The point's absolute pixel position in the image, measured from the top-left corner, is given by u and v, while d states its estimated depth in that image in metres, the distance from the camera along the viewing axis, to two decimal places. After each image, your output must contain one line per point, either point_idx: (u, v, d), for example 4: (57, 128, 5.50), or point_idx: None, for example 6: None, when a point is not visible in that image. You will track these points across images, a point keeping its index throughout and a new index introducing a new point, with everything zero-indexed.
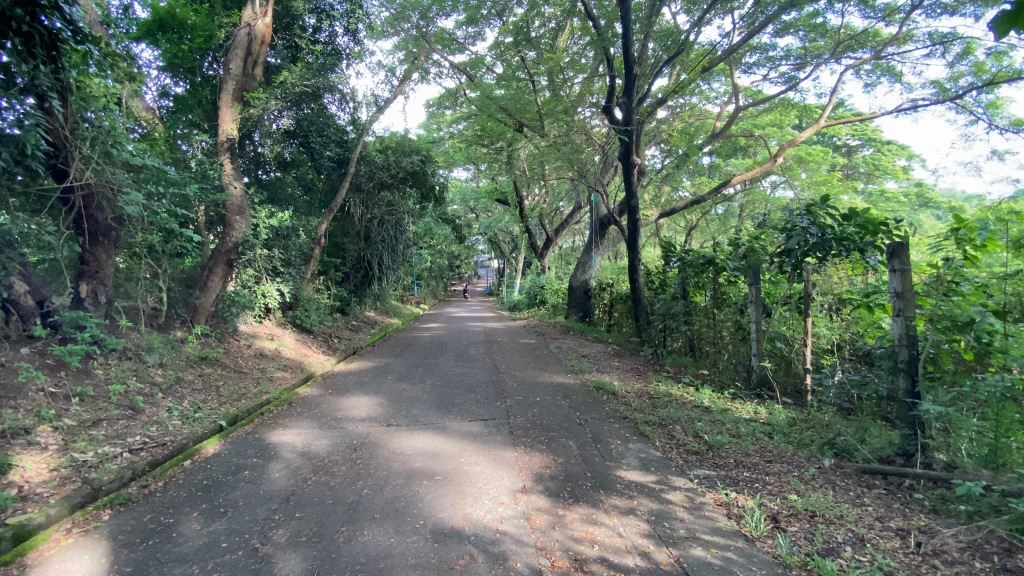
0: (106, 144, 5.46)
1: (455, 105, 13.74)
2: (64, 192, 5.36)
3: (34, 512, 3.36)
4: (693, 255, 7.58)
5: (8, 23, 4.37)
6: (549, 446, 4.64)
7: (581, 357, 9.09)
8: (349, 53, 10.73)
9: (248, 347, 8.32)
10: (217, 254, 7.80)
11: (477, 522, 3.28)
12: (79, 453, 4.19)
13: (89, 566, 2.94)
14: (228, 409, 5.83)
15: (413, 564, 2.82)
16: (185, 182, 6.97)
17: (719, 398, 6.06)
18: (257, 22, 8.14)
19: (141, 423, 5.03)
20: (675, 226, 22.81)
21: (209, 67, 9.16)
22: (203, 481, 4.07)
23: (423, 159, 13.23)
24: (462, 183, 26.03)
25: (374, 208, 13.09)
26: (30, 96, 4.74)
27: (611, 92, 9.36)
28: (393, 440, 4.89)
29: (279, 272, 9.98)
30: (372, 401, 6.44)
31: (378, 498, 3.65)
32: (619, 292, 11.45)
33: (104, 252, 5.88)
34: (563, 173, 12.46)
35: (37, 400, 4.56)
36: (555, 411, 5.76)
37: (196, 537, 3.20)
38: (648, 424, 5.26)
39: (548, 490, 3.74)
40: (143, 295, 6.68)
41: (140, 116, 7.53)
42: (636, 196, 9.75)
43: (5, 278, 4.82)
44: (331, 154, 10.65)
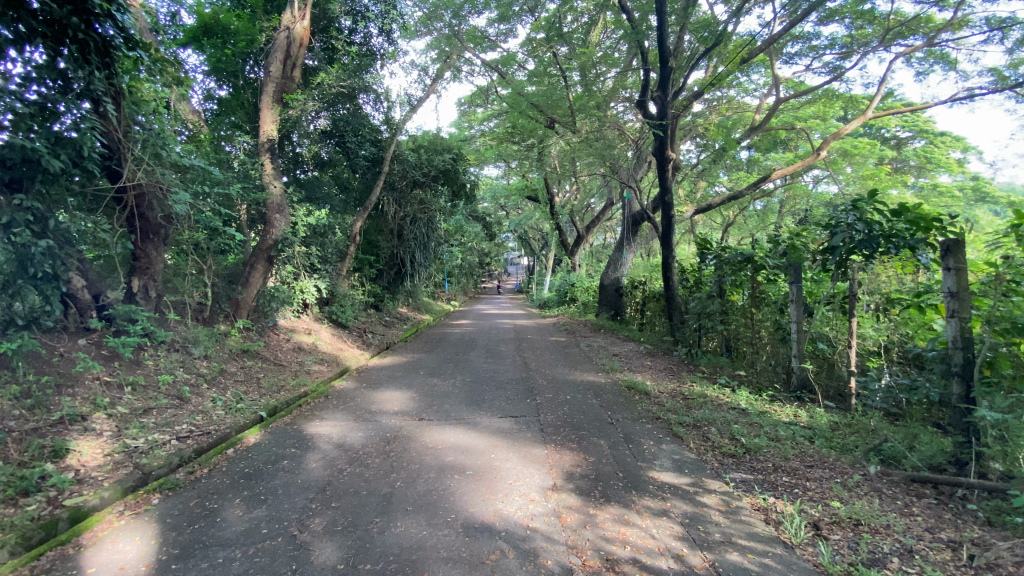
0: (156, 146, 5.73)
1: (486, 103, 13.78)
2: (118, 193, 5.66)
3: (90, 494, 3.58)
4: (729, 253, 7.37)
5: (65, 31, 4.65)
6: (580, 445, 4.60)
7: (612, 356, 8.99)
8: (383, 54, 10.93)
9: (287, 340, 8.60)
10: (258, 251, 8.05)
11: (507, 518, 3.29)
12: (130, 440, 4.43)
13: (139, 547, 3.10)
14: (268, 400, 6.05)
15: (444, 557, 2.85)
16: (229, 182, 7.22)
17: (757, 400, 5.88)
18: (296, 26, 8.40)
19: (188, 412, 5.27)
20: (711, 222, 22.17)
21: (251, 71, 9.48)
22: (245, 470, 4.23)
23: (455, 157, 13.32)
24: (493, 180, 26.46)
25: (406, 206, 13.28)
26: (86, 100, 5.00)
27: (645, 86, 9.18)
28: (425, 434, 4.95)
29: (316, 268, 10.26)
30: (405, 395, 6.54)
31: (411, 491, 3.70)
32: (652, 291, 11.24)
33: (154, 248, 6.19)
34: (594, 169, 12.29)
35: (93, 388, 4.84)
36: (586, 410, 5.70)
37: (239, 522, 3.33)
38: (681, 425, 5.16)
39: (579, 489, 3.71)
40: (188, 290, 6.98)
41: (187, 118, 7.82)
42: (671, 191, 9.55)
43: (66, 274, 5.07)
44: (366, 153, 10.88)
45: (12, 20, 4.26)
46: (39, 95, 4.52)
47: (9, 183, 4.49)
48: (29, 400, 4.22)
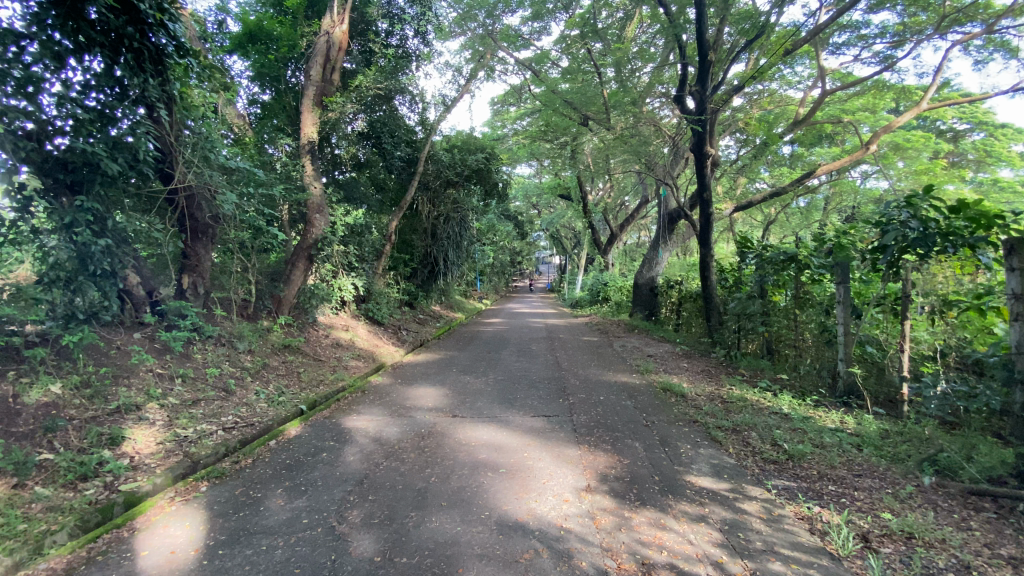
0: (205, 148, 6.00)
1: (519, 102, 13.77)
2: (170, 194, 5.96)
3: (143, 480, 3.78)
4: (771, 252, 7.12)
5: (121, 41, 4.97)
6: (614, 446, 4.54)
7: (647, 357, 8.84)
8: (419, 56, 11.11)
9: (326, 336, 8.85)
10: (299, 249, 8.29)
11: (541, 517, 3.28)
12: (180, 429, 4.65)
13: (188, 532, 3.26)
14: (308, 394, 6.24)
15: (478, 554, 2.86)
16: (272, 183, 7.47)
17: (800, 405, 5.66)
18: (335, 30, 8.62)
19: (233, 404, 5.49)
20: (750, 220, 21.50)
21: (292, 76, 9.74)
22: (287, 461, 4.37)
23: (488, 156, 13.38)
24: (525, 178, 26.47)
25: (440, 205, 13.43)
26: (142, 106, 5.29)
27: (683, 80, 8.97)
28: (459, 431, 5.00)
29: (353, 267, 10.51)
30: (438, 392, 6.62)
31: (445, 486, 3.74)
32: (689, 290, 10.98)
33: (203, 248, 6.49)
34: (629, 166, 12.09)
35: (147, 379, 5.11)
36: (620, 411, 5.62)
37: (281, 512, 3.45)
38: (720, 429, 5.02)
39: (614, 491, 3.66)
40: (233, 287, 7.27)
41: (233, 122, 8.13)
42: (709, 188, 9.32)
43: (123, 271, 5.36)
44: (401, 154, 11.06)
45: (72, 30, 4.58)
46: (97, 102, 4.82)
47: (71, 185, 4.78)
48: (89, 390, 4.49)
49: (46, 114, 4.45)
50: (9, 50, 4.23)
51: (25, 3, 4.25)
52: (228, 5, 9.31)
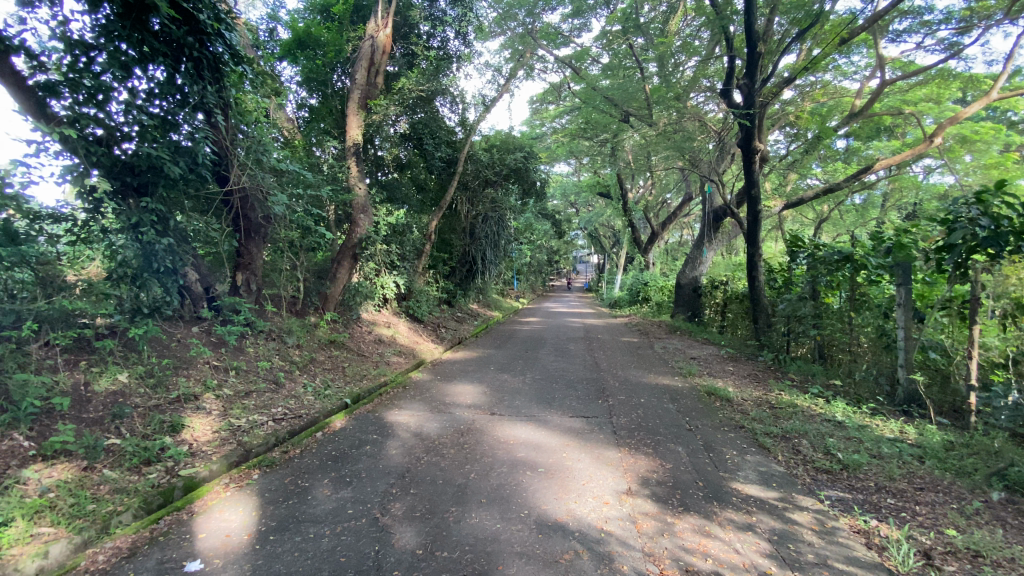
0: (257, 151, 6.27)
1: (558, 100, 13.71)
2: (226, 196, 6.27)
3: (201, 466, 4.00)
4: (825, 251, 6.79)
5: (182, 50, 5.29)
6: (656, 450, 4.45)
7: (690, 359, 8.61)
8: (459, 57, 11.25)
9: (369, 333, 9.11)
10: (344, 248, 8.54)
11: (581, 519, 3.25)
12: (234, 419, 4.89)
13: (242, 517, 3.42)
14: (352, 388, 6.45)
15: (518, 552, 2.87)
16: (319, 184, 7.73)
17: (855, 413, 5.37)
18: (380, 34, 8.82)
19: (283, 396, 5.74)
20: (801, 217, 20.57)
21: (338, 80, 10.04)
22: (332, 452, 4.53)
23: (526, 155, 13.40)
24: (564, 177, 26.34)
25: (479, 204, 13.51)
26: (201, 112, 5.59)
27: (729, 74, 8.69)
28: (497, 429, 5.02)
29: (395, 265, 10.75)
30: (477, 389, 6.68)
31: (485, 483, 3.77)
32: (735, 291, 10.63)
33: (255, 246, 6.78)
34: (672, 163, 11.79)
35: (204, 371, 5.40)
36: (661, 414, 5.50)
37: (327, 501, 3.57)
38: (769, 436, 4.83)
39: (656, 496, 3.58)
40: (283, 284, 7.57)
41: (283, 126, 8.47)
42: (758, 185, 9.00)
43: (183, 268, 5.68)
44: (442, 155, 11.23)
45: (138, 41, 4.90)
46: (160, 109, 5.12)
47: (137, 187, 5.10)
48: (152, 380, 4.78)
49: (114, 121, 4.77)
50: (81, 61, 4.61)
51: (96, 17, 4.60)
52: (278, 13, 9.69)
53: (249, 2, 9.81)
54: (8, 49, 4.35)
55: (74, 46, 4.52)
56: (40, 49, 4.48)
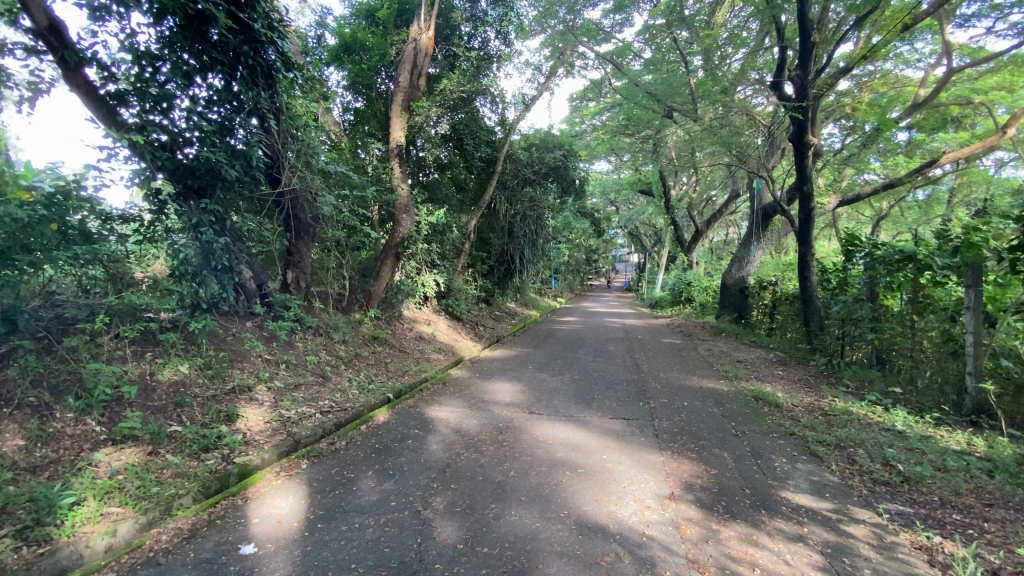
0: (306, 154, 6.52)
1: (599, 97, 13.52)
2: (278, 197, 6.53)
3: (254, 455, 4.20)
4: (884, 250, 6.41)
5: (238, 58, 5.55)
6: (700, 455, 4.33)
7: (736, 362, 8.33)
8: (500, 57, 11.31)
9: (410, 329, 9.31)
10: (387, 248, 8.74)
11: (622, 521, 3.21)
12: (284, 410, 5.11)
13: (291, 504, 3.58)
14: (394, 383, 6.62)
15: (558, 552, 2.86)
16: (364, 186, 7.95)
17: (916, 423, 5.06)
18: (422, 37, 8.99)
19: (329, 389, 5.95)
20: (858, 215, 19.48)
21: (382, 83, 10.28)
22: (376, 445, 4.66)
23: (566, 153, 13.44)
24: (603, 175, 26.09)
25: (517, 203, 13.44)
26: (255, 117, 5.86)
27: (780, 65, 8.35)
28: (537, 428, 5.02)
29: (436, 264, 10.94)
30: (516, 388, 6.70)
31: (524, 481, 3.79)
32: (784, 292, 10.21)
33: (305, 246, 7.02)
34: (718, 159, 11.43)
35: (257, 364, 5.67)
36: (706, 418, 5.35)
37: (371, 493, 3.68)
38: (821, 444, 4.62)
39: (700, 502, 3.49)
40: (330, 282, 7.83)
41: (331, 129, 8.75)
42: (810, 180, 8.60)
43: (238, 266, 5.97)
44: (482, 154, 11.31)
45: (198, 51, 5.20)
46: (218, 115, 5.41)
47: (197, 190, 5.40)
48: (210, 371, 5.05)
49: (177, 128, 5.08)
50: (147, 71, 4.93)
51: (161, 28, 4.92)
52: (326, 20, 10.03)
53: (299, 11, 10.19)
54: (83, 62, 4.71)
55: (141, 57, 4.84)
56: (111, 60, 4.84)
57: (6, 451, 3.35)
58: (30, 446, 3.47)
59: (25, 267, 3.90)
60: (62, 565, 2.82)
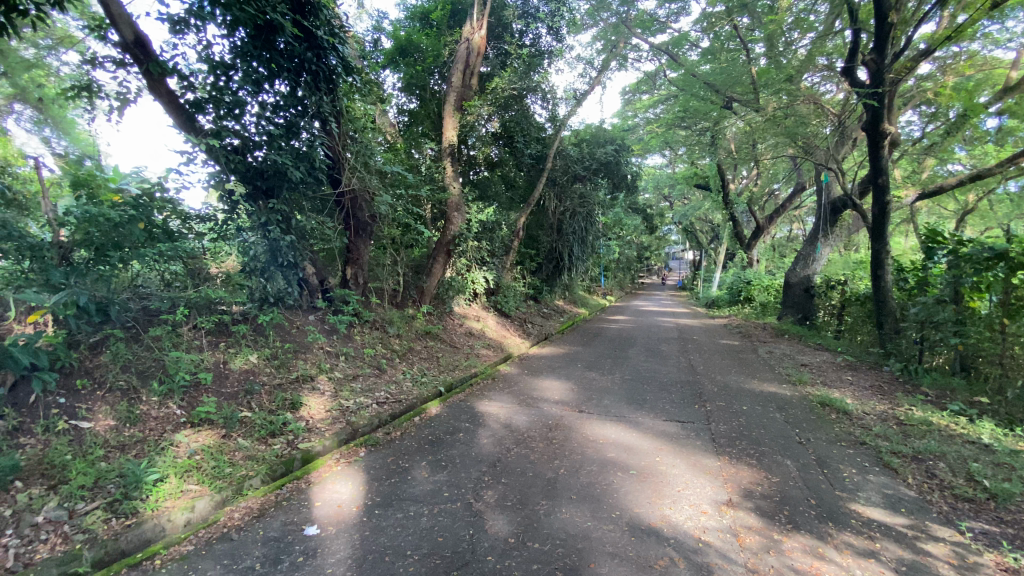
0: (364, 155, 6.77)
1: (652, 90, 13.19)
2: (338, 197, 6.80)
3: (316, 441, 4.43)
4: (971, 247, 5.88)
5: (303, 64, 5.83)
6: (760, 462, 4.14)
7: (800, 366, 7.89)
8: (551, 52, 11.28)
9: (460, 325, 9.49)
10: (439, 245, 8.91)
11: (676, 526, 3.14)
12: (344, 400, 5.35)
13: (350, 489, 3.74)
14: (445, 377, 6.78)
15: (610, 552, 2.84)
16: (418, 185, 8.16)
17: (1006, 436, 4.62)
18: (475, 36, 9.07)
19: (385, 381, 6.18)
20: (941, 209, 17.91)
21: (435, 84, 10.48)
22: (429, 437, 4.78)
23: (618, 148, 13.24)
24: (657, 170, 25.47)
25: (567, 200, 13.33)
26: (318, 120, 6.15)
27: (852, 50, 7.83)
28: (587, 427, 4.99)
29: (485, 261, 11.07)
30: (565, 385, 6.68)
31: (574, 480, 3.77)
32: (855, 292, 9.56)
33: (363, 243, 7.28)
34: (781, 150, 10.88)
35: (319, 355, 5.97)
36: (766, 424, 5.12)
37: (425, 483, 3.78)
38: (896, 455, 4.30)
39: (761, 510, 3.35)
40: (385, 278, 8.09)
41: (387, 130, 9.04)
42: (886, 171, 8.03)
43: (302, 262, 6.29)
44: (532, 152, 11.29)
45: (267, 59, 5.51)
46: (284, 119, 5.71)
47: (266, 190, 5.73)
48: (276, 361, 5.36)
49: (247, 132, 5.41)
50: (221, 80, 5.28)
51: (233, 39, 5.25)
52: (382, 24, 10.34)
53: (357, 16, 10.55)
54: (166, 73, 5.10)
55: (216, 67, 5.19)
56: (189, 71, 5.22)
57: (100, 431, 3.71)
58: (121, 426, 3.82)
59: (114, 262, 4.30)
60: (146, 536, 3.09)
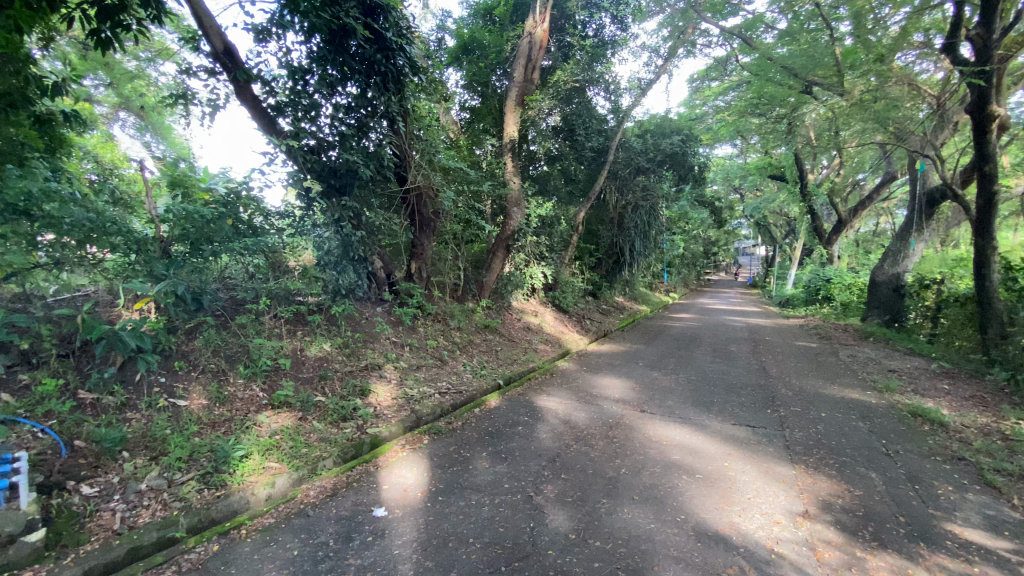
0: (429, 153, 6.94)
1: (723, 76, 12.53)
2: (404, 194, 7.03)
3: (383, 427, 4.64)
4: None
5: (373, 66, 6.04)
6: (841, 473, 3.86)
7: (887, 372, 7.26)
8: (615, 42, 11.03)
9: (519, 320, 9.55)
10: (499, 240, 8.98)
11: (746, 534, 3.00)
12: (408, 389, 5.56)
13: (415, 476, 3.88)
14: (505, 370, 6.86)
15: (675, 557, 2.76)
16: (480, 181, 8.27)
17: None
18: (537, 30, 9.00)
19: (446, 372, 6.35)
20: None
21: (497, 81, 10.54)
22: (489, 428, 4.87)
23: (684, 139, 12.69)
24: (726, 161, 24.31)
25: (629, 193, 13.01)
26: (386, 120, 6.36)
27: (954, 26, 7.05)
28: (650, 427, 4.87)
29: (544, 256, 11.06)
30: (626, 384, 6.55)
31: (636, 480, 3.70)
32: (954, 292, 8.67)
33: (426, 239, 7.48)
34: (868, 137, 10.30)
35: (386, 345, 6.23)
36: (846, 432, 4.76)
37: (486, 473, 3.85)
38: (1000, 473, 3.87)
39: (841, 524, 3.12)
40: (447, 272, 8.30)
41: (450, 127, 9.22)
42: (995, 158, 7.16)
43: (370, 257, 6.57)
44: (593, 145, 11.10)
45: (340, 63, 5.77)
46: (355, 120, 5.97)
47: (339, 189, 6.03)
48: (347, 350, 5.66)
49: (322, 133, 5.72)
50: (299, 84, 5.60)
51: (310, 45, 5.54)
52: (446, 23, 10.54)
53: (422, 17, 10.83)
54: (250, 79, 5.49)
55: (294, 72, 5.52)
56: (271, 77, 5.58)
57: (194, 409, 4.08)
58: (211, 405, 4.18)
59: (206, 256, 4.77)
60: (233, 507, 3.37)
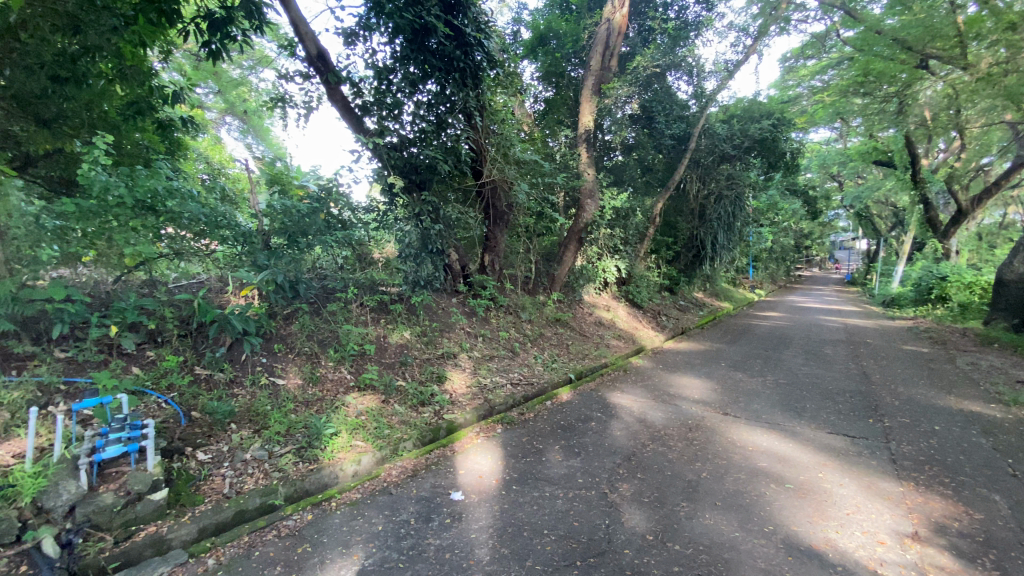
0: (504, 146, 7.00)
1: (823, 53, 11.48)
2: (479, 188, 7.15)
3: (459, 414, 4.78)
4: None
5: (453, 62, 6.16)
6: (958, 494, 3.44)
7: (1017, 384, 6.35)
8: (699, 23, 10.44)
9: (591, 314, 9.41)
10: (571, 233, 8.89)
11: (844, 552, 2.77)
12: (482, 378, 5.69)
13: (490, 463, 3.97)
14: (577, 365, 6.80)
15: (762, 568, 2.61)
16: (554, 173, 8.22)
17: None
18: (616, 15, 8.71)
19: (518, 364, 6.42)
20: None
21: (573, 70, 10.38)
22: (562, 422, 4.86)
23: (775, 123, 11.78)
24: (822, 146, 22.33)
25: (711, 182, 12.33)
26: (464, 116, 6.48)
27: None
28: (732, 431, 4.62)
29: (618, 250, 10.80)
30: (705, 384, 6.26)
31: (719, 485, 3.53)
32: None
33: (500, 232, 7.57)
34: (999, 116, 9.04)
35: (460, 335, 6.40)
36: (964, 449, 4.23)
37: (560, 466, 3.86)
38: None
39: (958, 550, 2.79)
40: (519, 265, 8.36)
41: (525, 120, 9.23)
42: None
43: (446, 250, 6.77)
44: (673, 133, 10.63)
45: (421, 61, 5.95)
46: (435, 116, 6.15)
47: (419, 184, 6.28)
48: (425, 338, 5.89)
49: (404, 131, 5.96)
50: (384, 84, 5.85)
51: (394, 45, 5.77)
52: (522, 15, 10.54)
53: (499, 10, 10.92)
54: (340, 81, 5.82)
55: (380, 73, 5.77)
56: (359, 78, 5.88)
57: (291, 387, 4.44)
58: (306, 385, 4.53)
59: (302, 247, 5.09)
60: (324, 481, 3.63)
